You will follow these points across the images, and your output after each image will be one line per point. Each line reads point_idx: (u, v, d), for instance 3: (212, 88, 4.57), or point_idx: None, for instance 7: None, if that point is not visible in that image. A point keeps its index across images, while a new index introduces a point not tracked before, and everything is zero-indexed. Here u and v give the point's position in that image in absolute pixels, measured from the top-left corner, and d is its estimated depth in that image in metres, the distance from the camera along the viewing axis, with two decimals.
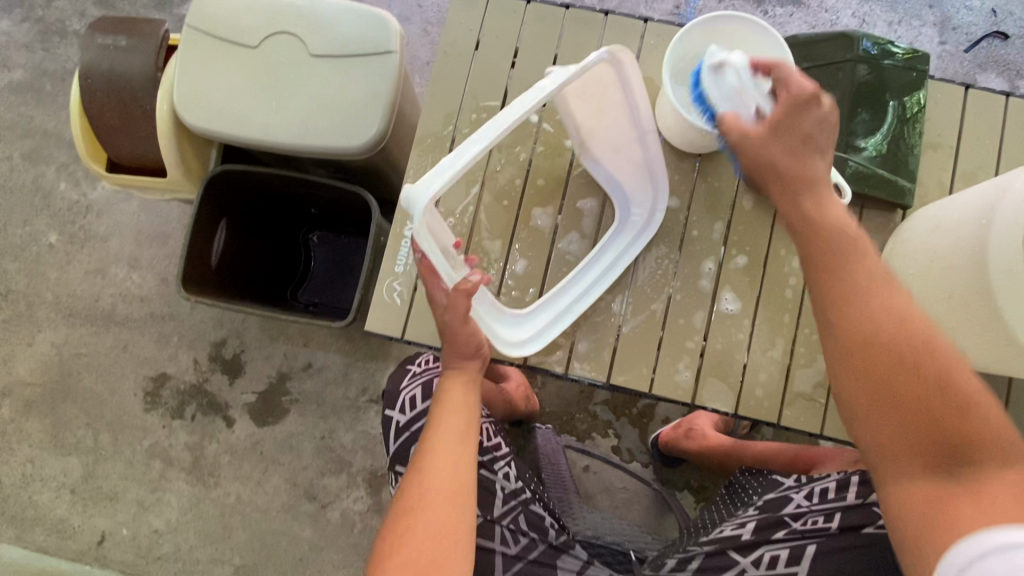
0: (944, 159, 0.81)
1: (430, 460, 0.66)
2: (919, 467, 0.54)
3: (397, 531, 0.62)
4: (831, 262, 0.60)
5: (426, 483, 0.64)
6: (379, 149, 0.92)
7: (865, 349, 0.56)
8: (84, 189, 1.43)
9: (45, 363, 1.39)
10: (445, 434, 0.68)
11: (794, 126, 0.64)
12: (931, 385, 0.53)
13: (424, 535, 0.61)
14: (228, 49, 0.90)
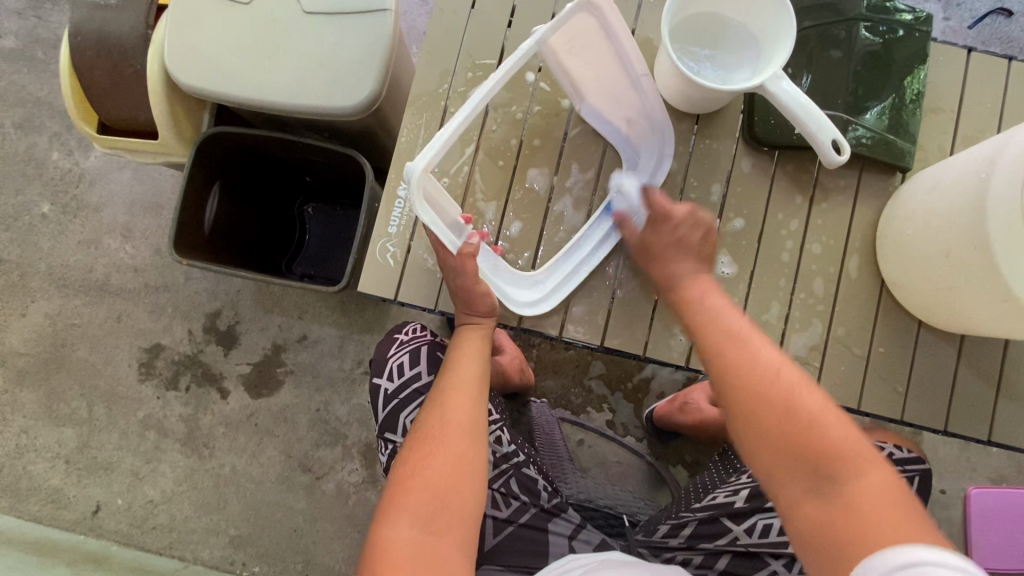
0: (945, 123, 0.80)
1: (448, 398, 0.69)
2: (800, 472, 0.55)
3: (414, 461, 0.64)
4: (731, 349, 0.61)
5: (446, 418, 0.67)
6: (373, 110, 0.91)
7: (783, 425, 0.56)
8: (77, 159, 1.41)
9: (39, 334, 1.38)
10: (462, 376, 0.71)
11: (675, 237, 0.70)
12: (807, 414, 0.55)
13: (444, 460, 0.64)
14: (221, 6, 0.88)
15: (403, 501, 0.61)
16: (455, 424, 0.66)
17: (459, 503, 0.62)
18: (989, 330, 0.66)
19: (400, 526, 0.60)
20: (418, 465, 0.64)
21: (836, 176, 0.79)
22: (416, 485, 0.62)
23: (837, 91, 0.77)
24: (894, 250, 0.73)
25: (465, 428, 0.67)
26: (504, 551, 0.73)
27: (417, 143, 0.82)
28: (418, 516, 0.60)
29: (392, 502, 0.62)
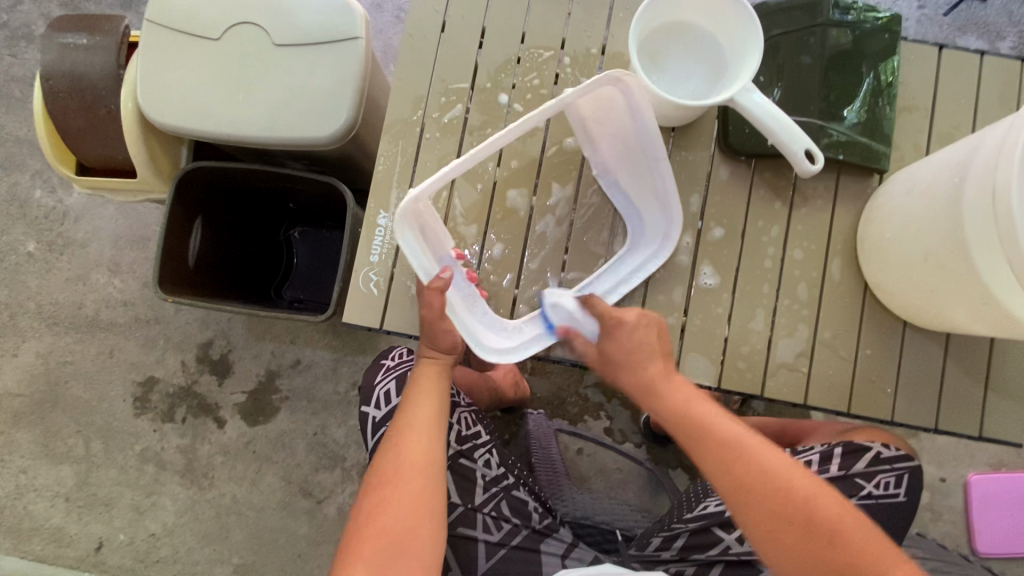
0: (919, 121, 0.80)
1: (404, 439, 0.68)
2: (811, 567, 0.59)
3: (368, 509, 0.64)
4: (699, 440, 0.64)
5: (400, 462, 0.66)
6: (349, 139, 0.91)
7: (745, 479, 0.61)
8: (61, 196, 1.41)
9: (32, 373, 1.38)
10: (419, 417, 0.69)
11: (632, 342, 0.70)
12: (794, 509, 0.60)
13: (399, 505, 0.64)
14: (192, 43, 0.88)
15: (360, 547, 0.62)
16: (410, 467, 0.66)
17: (416, 548, 0.62)
18: (973, 331, 0.66)
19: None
20: (371, 513, 0.64)
21: (814, 180, 0.79)
22: (372, 532, 0.63)
23: (810, 96, 0.77)
24: (875, 253, 0.73)
25: (418, 472, 0.66)
26: (496, 573, 0.73)
27: (394, 170, 0.82)
28: (368, 571, 0.61)
29: (350, 550, 0.63)
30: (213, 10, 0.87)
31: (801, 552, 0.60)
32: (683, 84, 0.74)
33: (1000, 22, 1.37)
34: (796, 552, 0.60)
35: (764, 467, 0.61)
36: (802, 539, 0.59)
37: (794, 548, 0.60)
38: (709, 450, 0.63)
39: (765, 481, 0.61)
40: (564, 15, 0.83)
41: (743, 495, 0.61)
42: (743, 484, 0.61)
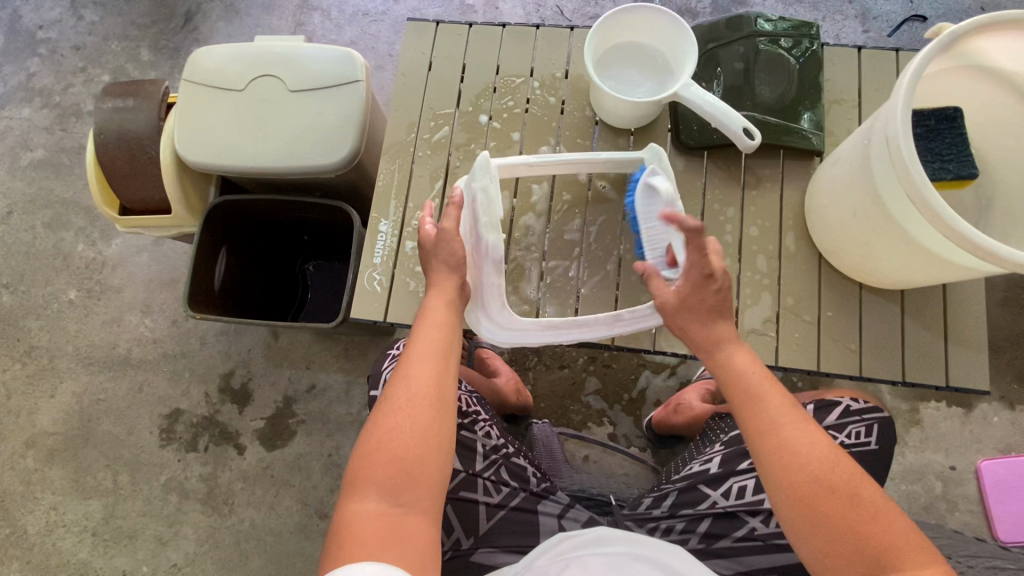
0: (848, 110, 0.91)
1: (413, 370, 0.71)
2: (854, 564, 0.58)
3: (381, 435, 0.67)
4: (743, 402, 0.68)
5: (410, 389, 0.70)
6: (354, 166, 1.04)
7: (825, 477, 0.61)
8: (101, 247, 1.56)
9: (67, 413, 1.47)
10: (425, 346, 0.73)
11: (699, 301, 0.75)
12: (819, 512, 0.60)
13: (410, 431, 0.67)
14: (220, 95, 1.04)
15: (369, 477, 0.64)
16: (417, 395, 0.69)
17: (426, 474, 0.66)
18: (913, 274, 0.74)
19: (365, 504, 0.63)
20: (381, 441, 0.66)
21: (761, 166, 0.89)
22: (384, 458, 0.65)
23: (744, 96, 0.89)
24: (818, 220, 0.82)
25: (425, 405, 0.69)
26: (497, 532, 0.78)
27: (392, 185, 0.94)
28: (382, 492, 0.63)
29: (357, 477, 0.65)
30: (238, 68, 1.04)
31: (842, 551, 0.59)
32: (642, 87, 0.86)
33: None
34: (842, 551, 0.59)
35: (834, 458, 0.62)
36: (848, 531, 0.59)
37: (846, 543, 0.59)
38: (774, 451, 0.63)
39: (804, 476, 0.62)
40: (531, 48, 0.98)
41: (792, 453, 0.63)
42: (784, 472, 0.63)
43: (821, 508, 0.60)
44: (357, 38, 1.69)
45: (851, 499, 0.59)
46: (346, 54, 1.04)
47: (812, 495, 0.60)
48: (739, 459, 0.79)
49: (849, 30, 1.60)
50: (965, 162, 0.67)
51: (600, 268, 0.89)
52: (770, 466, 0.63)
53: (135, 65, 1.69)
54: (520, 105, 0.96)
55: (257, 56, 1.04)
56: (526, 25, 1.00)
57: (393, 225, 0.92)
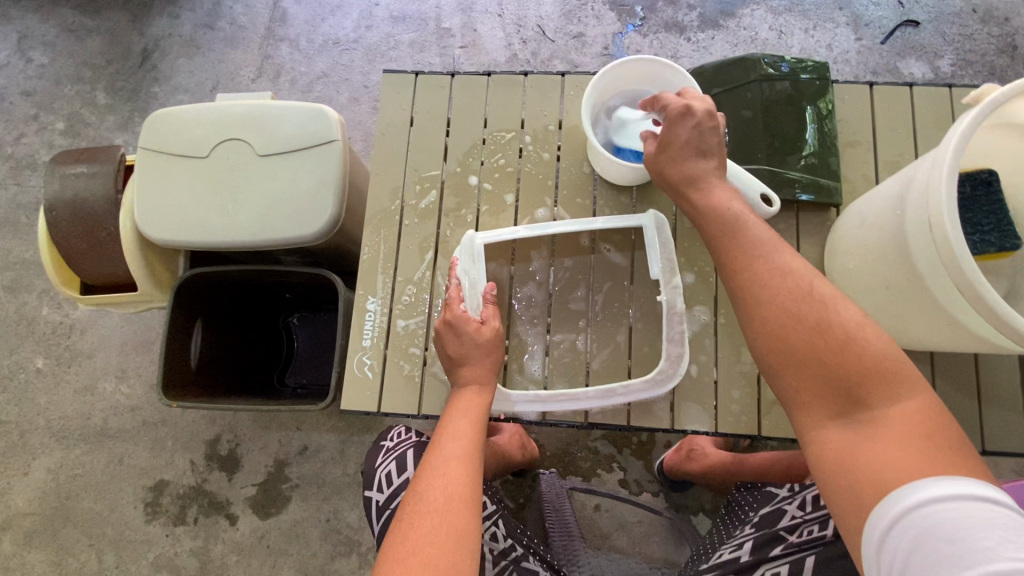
0: (863, 154, 0.86)
1: (445, 461, 0.66)
2: (830, 409, 0.59)
3: (412, 533, 0.60)
4: (735, 270, 0.68)
5: (444, 478, 0.64)
6: (335, 233, 0.96)
7: (819, 353, 0.60)
8: (67, 310, 1.46)
9: (43, 491, 1.38)
10: (458, 428, 0.70)
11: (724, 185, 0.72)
12: (800, 367, 0.61)
13: (443, 524, 0.60)
14: (182, 162, 0.95)
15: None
16: (451, 492, 0.63)
17: None
18: (949, 346, 0.68)
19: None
20: (411, 538, 0.59)
21: (775, 220, 0.83)
22: (417, 559, 0.57)
23: (755, 146, 0.82)
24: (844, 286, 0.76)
25: (460, 503, 0.62)
26: None
27: (378, 258, 0.86)
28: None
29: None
30: (201, 131, 0.95)
31: (818, 395, 0.59)
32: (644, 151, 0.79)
33: (934, 42, 1.53)
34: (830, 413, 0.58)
35: (810, 288, 0.63)
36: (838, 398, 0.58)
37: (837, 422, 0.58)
38: (760, 298, 0.65)
39: (786, 335, 0.62)
40: (520, 99, 0.90)
41: (778, 297, 0.64)
42: (763, 318, 0.64)
43: (809, 374, 0.60)
44: (329, 70, 1.60)
45: (837, 352, 0.59)
46: (319, 111, 0.95)
47: (795, 335, 0.61)
48: (770, 545, 0.78)
49: (841, 39, 1.54)
50: (1006, 232, 0.64)
51: (609, 339, 0.83)
52: (759, 328, 0.64)
53: (91, 109, 1.57)
54: (512, 163, 0.88)
55: (222, 117, 0.95)
56: (513, 73, 0.92)
57: (382, 303, 0.85)
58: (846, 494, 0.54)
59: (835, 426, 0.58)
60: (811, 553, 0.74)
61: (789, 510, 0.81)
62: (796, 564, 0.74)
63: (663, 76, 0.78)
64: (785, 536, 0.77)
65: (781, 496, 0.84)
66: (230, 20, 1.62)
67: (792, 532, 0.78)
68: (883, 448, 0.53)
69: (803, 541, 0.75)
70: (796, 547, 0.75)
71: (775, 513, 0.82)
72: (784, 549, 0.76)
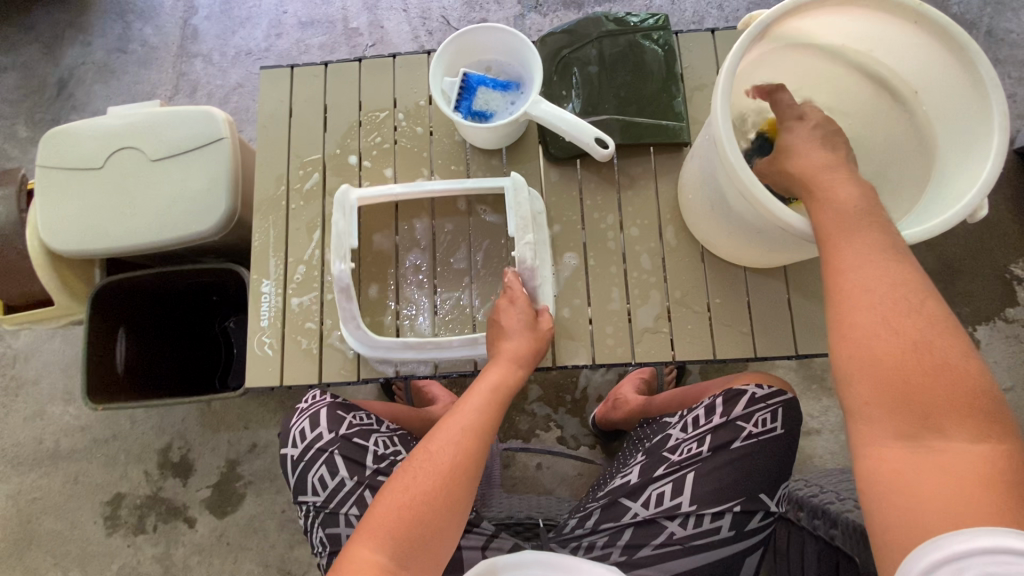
0: (710, 95, 0.92)
1: (445, 435, 0.69)
2: (895, 431, 0.54)
3: (398, 486, 0.65)
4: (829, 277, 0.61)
5: (442, 441, 0.68)
6: (234, 226, 1.01)
7: (909, 374, 0.54)
8: (8, 341, 1.49)
9: (3, 518, 1.41)
10: (472, 399, 0.73)
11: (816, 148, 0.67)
12: (883, 351, 0.55)
13: (423, 490, 0.65)
14: (79, 175, 0.99)
15: (373, 527, 0.62)
16: (440, 461, 0.67)
17: (433, 543, 0.63)
18: (772, 257, 0.77)
19: (367, 554, 0.60)
20: (405, 492, 0.65)
21: (633, 164, 0.90)
22: (398, 512, 0.63)
23: (605, 97, 0.89)
24: (687, 208, 0.83)
25: (461, 474, 0.67)
26: None
27: (269, 243, 0.91)
28: (394, 546, 0.61)
29: (367, 521, 0.64)
30: (94, 144, 0.99)
31: (896, 415, 0.54)
32: (504, 88, 0.83)
33: None
34: (882, 408, 0.55)
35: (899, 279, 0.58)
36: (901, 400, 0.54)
37: (897, 415, 0.54)
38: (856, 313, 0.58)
39: (886, 318, 0.56)
40: (390, 79, 0.95)
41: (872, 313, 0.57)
42: (843, 293, 0.59)
43: (892, 382, 0.54)
44: (244, 80, 1.64)
45: (930, 375, 0.53)
46: (205, 112, 1.00)
47: (885, 356, 0.55)
48: (655, 466, 0.83)
49: None
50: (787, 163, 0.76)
51: (491, 292, 0.88)
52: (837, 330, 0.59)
53: (13, 143, 1.60)
54: (388, 140, 0.94)
55: (113, 128, 1.00)
56: (382, 56, 0.97)
57: (276, 285, 0.89)
58: (893, 513, 0.52)
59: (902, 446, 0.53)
60: (691, 469, 0.80)
61: (674, 432, 0.86)
62: (678, 481, 0.80)
63: (486, 41, 0.82)
64: (668, 457, 0.83)
65: (671, 423, 0.89)
66: (141, 42, 1.66)
67: (674, 453, 0.83)
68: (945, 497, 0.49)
69: (683, 458, 0.81)
70: (677, 465, 0.81)
71: (662, 439, 0.87)
72: (667, 468, 0.82)
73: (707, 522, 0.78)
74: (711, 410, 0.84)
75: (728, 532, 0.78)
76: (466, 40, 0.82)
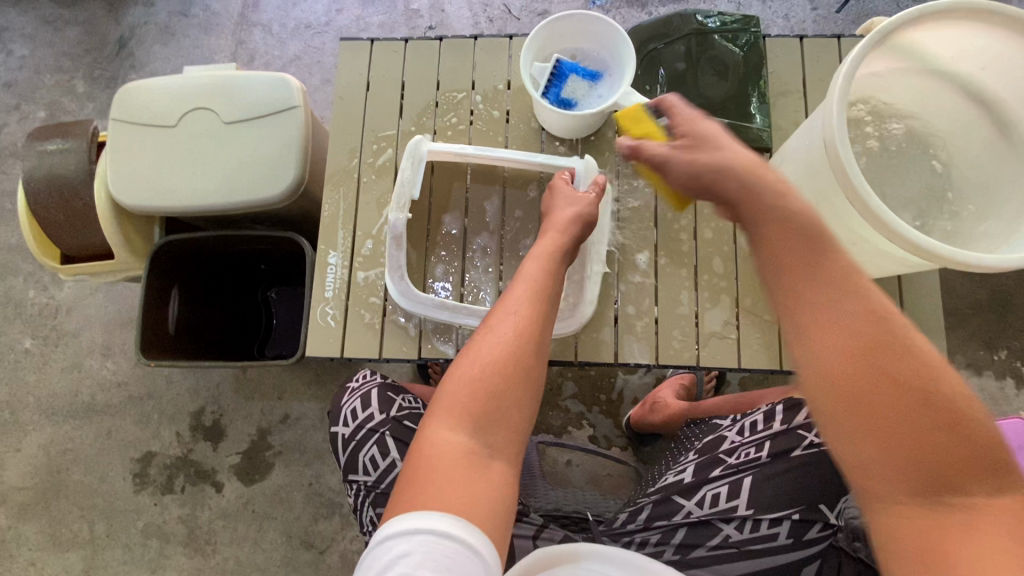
0: (794, 103, 0.91)
1: (505, 312, 0.68)
2: None
3: (467, 363, 0.64)
4: None
5: (502, 319, 0.67)
6: (300, 195, 1.01)
7: None
8: (52, 292, 1.50)
9: (35, 466, 1.43)
10: (524, 276, 0.72)
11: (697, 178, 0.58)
12: (902, 387, 0.47)
13: (493, 363, 0.63)
14: (152, 132, 0.99)
15: (449, 407, 0.61)
16: (503, 334, 0.66)
17: (515, 413, 0.62)
18: (861, 265, 0.75)
19: (447, 436, 0.59)
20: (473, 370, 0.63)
21: None
22: (473, 389, 0.62)
23: (689, 96, 0.88)
24: None
25: (528, 342, 0.66)
26: None
27: (339, 215, 0.91)
28: (474, 419, 0.60)
29: (442, 404, 0.62)
30: (169, 102, 1.00)
31: None
32: (593, 78, 0.83)
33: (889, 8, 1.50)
34: None
35: None
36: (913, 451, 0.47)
37: (898, 457, 0.47)
38: None
39: None
40: (471, 61, 0.95)
41: None
42: None
43: None
44: (301, 53, 1.64)
45: None
46: (281, 79, 0.99)
47: None
48: (711, 467, 0.83)
49: (797, 9, 1.50)
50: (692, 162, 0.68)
51: None
52: None
53: (71, 97, 1.62)
54: (463, 122, 0.93)
55: (188, 88, 1.00)
56: (463, 37, 0.97)
57: (343, 257, 0.89)
58: None
59: None
60: (749, 473, 0.80)
61: (729, 435, 0.87)
62: (734, 484, 0.80)
63: (578, 29, 0.82)
64: (724, 459, 0.83)
65: (724, 426, 0.90)
66: (204, 7, 1.67)
67: (731, 455, 0.84)
68: None
69: (741, 462, 0.82)
70: (733, 468, 0.82)
71: (716, 441, 0.87)
72: (723, 471, 0.82)
73: (764, 527, 0.78)
74: (771, 417, 0.84)
75: (787, 539, 0.77)
76: (563, 24, 0.81)
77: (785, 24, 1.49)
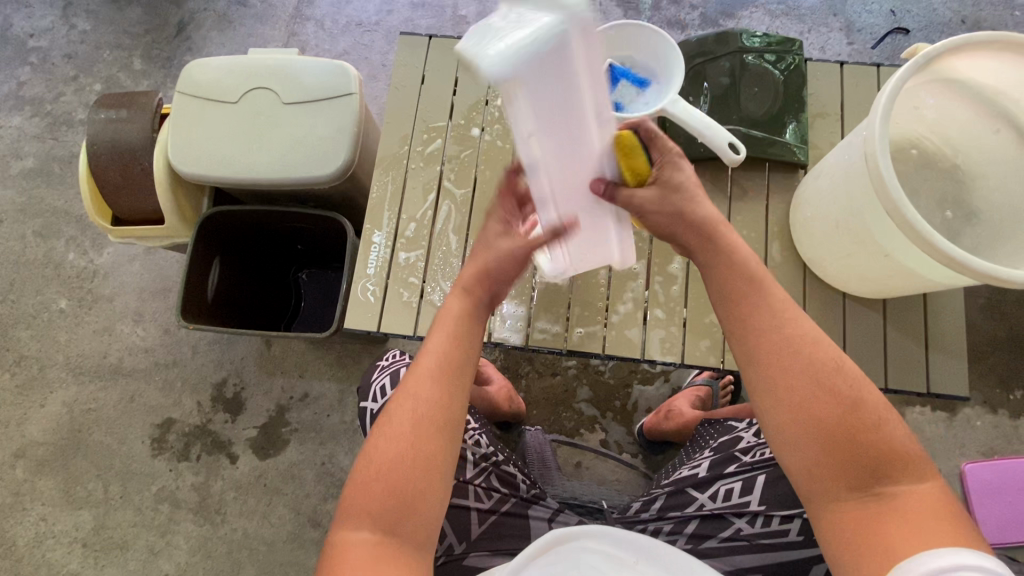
0: (831, 124, 0.95)
1: (409, 391, 0.62)
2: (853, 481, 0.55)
3: (366, 460, 0.60)
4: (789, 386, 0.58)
5: (403, 404, 0.62)
6: (346, 178, 1.05)
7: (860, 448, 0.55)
8: (92, 256, 1.55)
9: (57, 423, 1.46)
10: (432, 347, 0.65)
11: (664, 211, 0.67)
12: (866, 411, 0.56)
13: (388, 462, 0.59)
14: (215, 106, 1.05)
15: (355, 506, 0.59)
16: (400, 425, 0.60)
17: (419, 503, 0.59)
18: (893, 283, 0.77)
19: (354, 533, 0.58)
20: (373, 468, 0.60)
21: (746, 179, 0.92)
22: (371, 487, 0.59)
23: (731, 110, 0.92)
24: (804, 232, 0.85)
25: (431, 427, 0.61)
26: (486, 536, 0.84)
27: (386, 197, 0.95)
28: (376, 520, 0.58)
29: (349, 502, 0.60)
30: (233, 80, 1.05)
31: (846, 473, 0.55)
32: (641, 86, 0.86)
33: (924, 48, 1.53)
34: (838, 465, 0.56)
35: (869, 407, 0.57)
36: (849, 458, 0.55)
37: (808, 426, 0.57)
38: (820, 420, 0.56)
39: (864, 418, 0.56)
40: None
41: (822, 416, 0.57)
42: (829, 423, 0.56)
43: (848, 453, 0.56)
44: (350, 48, 1.70)
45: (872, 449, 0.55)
46: (339, 66, 1.04)
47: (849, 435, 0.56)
48: (725, 464, 0.85)
49: (834, 42, 1.53)
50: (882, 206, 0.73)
51: (592, 276, 0.90)
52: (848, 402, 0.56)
53: (127, 73, 1.69)
54: None
55: (252, 68, 1.06)
56: None
57: (387, 237, 0.93)
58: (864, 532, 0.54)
59: (855, 495, 0.55)
60: (763, 471, 0.81)
61: (745, 436, 0.88)
62: (749, 481, 0.82)
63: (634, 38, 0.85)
64: (739, 457, 0.85)
65: (740, 427, 0.91)
66: None
67: (747, 454, 0.85)
68: (909, 530, 0.52)
69: (756, 460, 0.83)
70: (748, 466, 0.83)
71: (732, 440, 0.89)
72: (738, 468, 0.84)
73: (775, 524, 0.78)
74: None
75: (798, 536, 0.77)
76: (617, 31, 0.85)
77: (821, 55, 1.53)
